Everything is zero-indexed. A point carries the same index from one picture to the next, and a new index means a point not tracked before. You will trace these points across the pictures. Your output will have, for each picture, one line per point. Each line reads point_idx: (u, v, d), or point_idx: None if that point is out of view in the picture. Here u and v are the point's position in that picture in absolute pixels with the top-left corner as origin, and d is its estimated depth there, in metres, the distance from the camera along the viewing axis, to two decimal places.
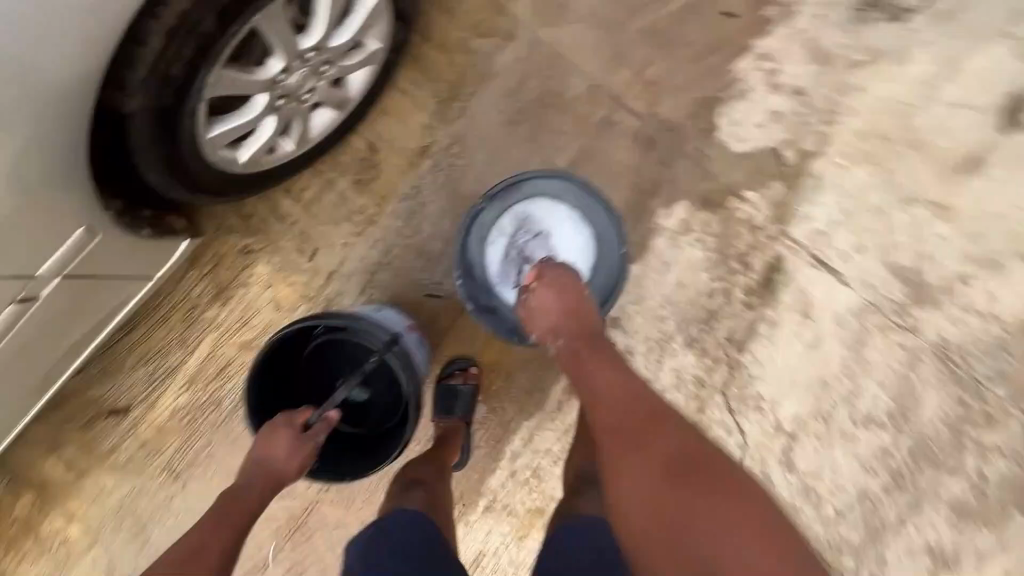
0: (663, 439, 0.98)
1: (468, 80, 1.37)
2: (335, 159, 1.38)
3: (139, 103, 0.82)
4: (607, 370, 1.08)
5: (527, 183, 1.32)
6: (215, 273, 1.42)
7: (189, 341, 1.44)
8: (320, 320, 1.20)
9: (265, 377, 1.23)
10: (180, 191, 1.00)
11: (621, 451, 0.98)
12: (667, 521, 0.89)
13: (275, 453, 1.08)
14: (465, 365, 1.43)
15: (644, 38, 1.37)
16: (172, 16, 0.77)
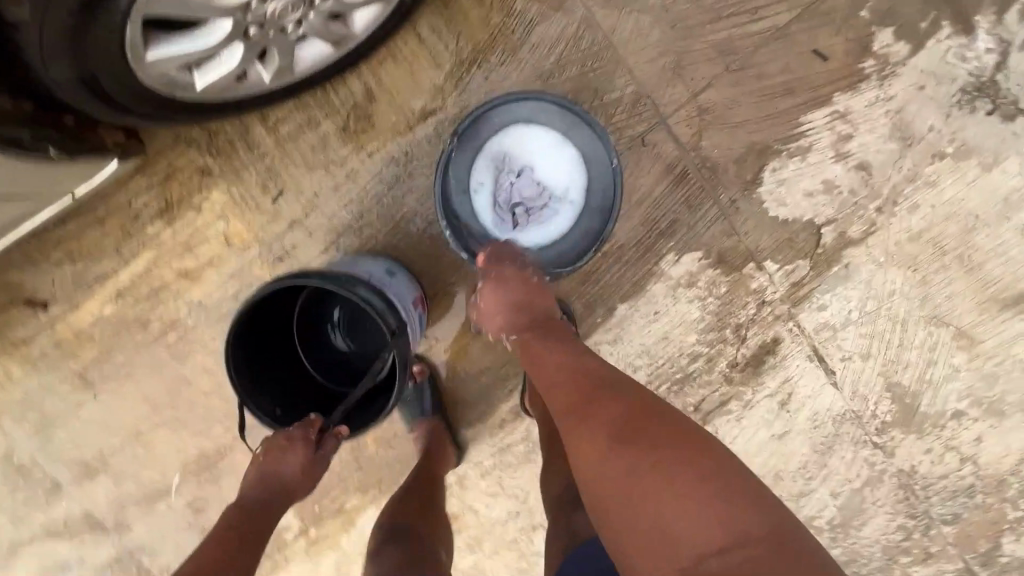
0: (614, 401, 0.84)
1: (498, 46, 1.15)
2: (325, 96, 1.20)
3: (27, 10, 0.71)
4: (558, 349, 0.95)
5: (492, 113, 1.12)
6: (165, 187, 1.25)
7: (123, 251, 1.29)
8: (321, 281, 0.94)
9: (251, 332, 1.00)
10: (107, 111, 0.90)
11: (575, 430, 0.83)
12: (630, 504, 0.75)
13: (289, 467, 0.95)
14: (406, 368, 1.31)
15: (714, 55, 1.15)
16: None
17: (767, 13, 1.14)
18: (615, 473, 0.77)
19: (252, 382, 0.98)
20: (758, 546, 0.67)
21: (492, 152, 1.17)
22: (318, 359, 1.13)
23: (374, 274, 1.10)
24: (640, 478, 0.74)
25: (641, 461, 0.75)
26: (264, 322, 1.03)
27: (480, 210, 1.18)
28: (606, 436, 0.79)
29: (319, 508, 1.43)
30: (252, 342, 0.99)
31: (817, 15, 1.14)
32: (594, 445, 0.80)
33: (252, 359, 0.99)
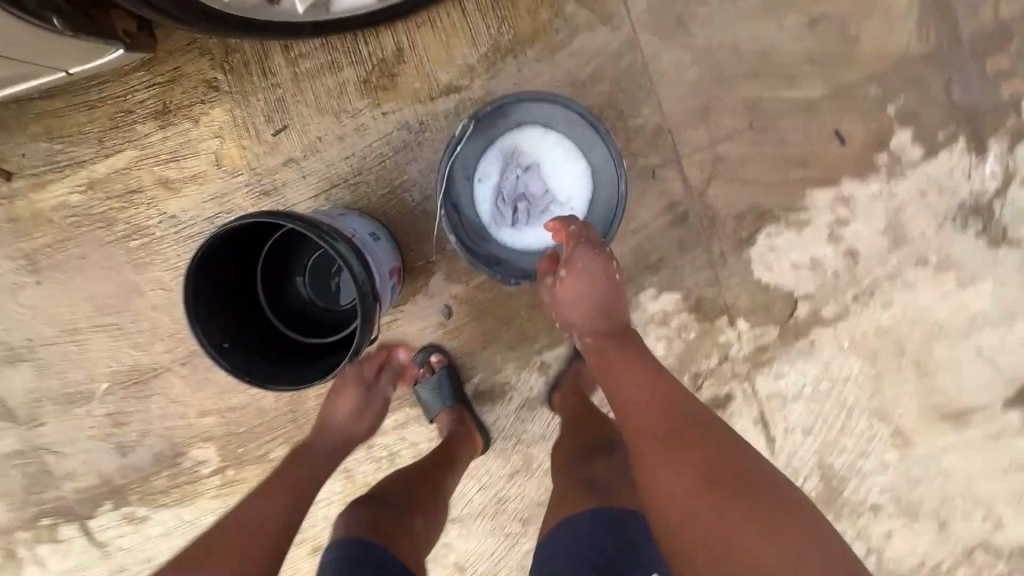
0: (700, 444, 0.77)
1: (538, 42, 1.14)
2: (354, 44, 1.17)
3: None
4: (649, 378, 0.89)
5: (512, 107, 1.11)
6: (165, 89, 1.20)
7: (105, 143, 1.24)
8: (308, 227, 0.91)
9: (218, 256, 0.95)
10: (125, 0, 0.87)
11: (655, 460, 0.78)
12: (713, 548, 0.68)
13: (337, 420, 1.08)
14: (426, 356, 1.30)
15: (742, 109, 1.16)
16: None
17: (802, 82, 1.14)
18: (691, 512, 0.71)
19: (213, 311, 0.95)
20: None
21: (504, 146, 1.16)
22: (284, 304, 1.10)
23: (359, 234, 1.08)
24: (719, 518, 0.69)
25: (721, 504, 0.70)
26: (235, 255, 1.00)
27: (481, 201, 1.16)
28: (686, 473, 0.74)
29: (244, 450, 1.40)
30: (220, 273, 0.97)
31: (849, 98, 1.15)
32: (673, 481, 0.75)
33: (217, 290, 0.96)
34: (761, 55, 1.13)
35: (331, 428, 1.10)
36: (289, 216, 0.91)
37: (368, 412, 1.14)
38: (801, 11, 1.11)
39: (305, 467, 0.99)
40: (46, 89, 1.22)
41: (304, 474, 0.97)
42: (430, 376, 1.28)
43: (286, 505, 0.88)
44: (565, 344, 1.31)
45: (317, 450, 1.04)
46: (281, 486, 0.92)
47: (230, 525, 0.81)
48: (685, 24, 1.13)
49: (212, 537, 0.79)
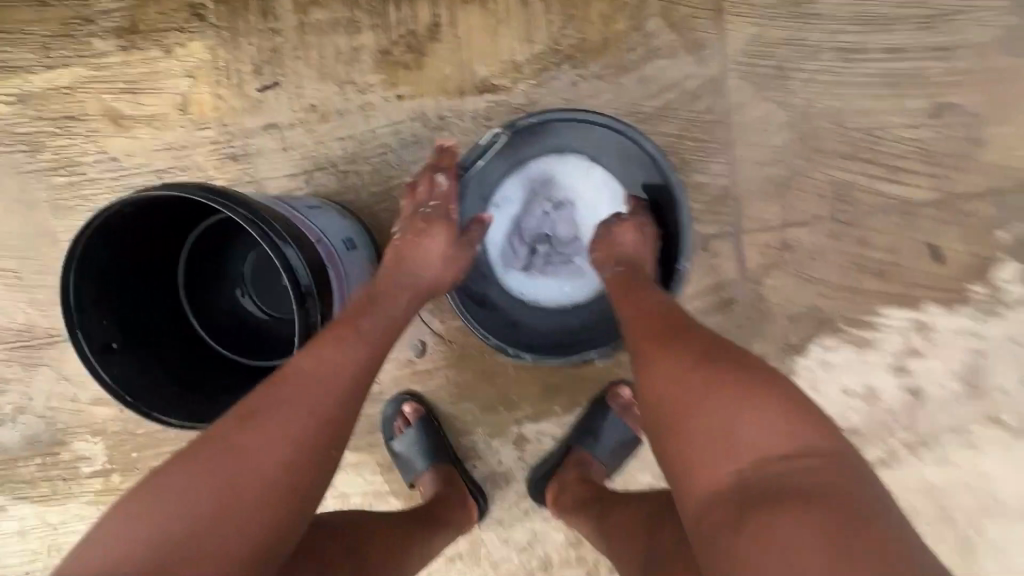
0: (700, 337, 0.66)
1: (605, 55, 0.92)
2: (381, 5, 0.94)
3: None
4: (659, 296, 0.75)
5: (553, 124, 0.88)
6: (139, 5, 0.96)
7: (50, 51, 0.99)
8: (249, 216, 0.66)
9: (121, 231, 0.71)
10: None
11: (656, 347, 0.67)
12: (712, 435, 0.57)
13: (417, 261, 0.83)
14: (398, 407, 1.06)
15: (828, 193, 0.95)
16: None
17: (906, 179, 0.94)
18: (699, 397, 0.59)
19: (106, 297, 0.72)
20: (839, 489, 0.51)
21: (535, 169, 0.93)
22: (207, 304, 0.87)
23: (326, 237, 0.83)
24: (713, 403, 0.58)
25: (723, 392, 0.59)
26: (155, 225, 0.76)
27: (494, 230, 0.94)
28: (692, 360, 0.63)
29: (137, 456, 1.13)
30: (130, 244, 0.74)
31: (957, 210, 0.94)
32: (679, 365, 0.63)
33: (117, 267, 0.73)
34: (866, 136, 0.92)
35: (410, 268, 0.82)
36: (236, 203, 0.66)
37: (438, 265, 0.84)
38: (928, 94, 0.90)
39: (376, 310, 0.75)
40: None
41: (377, 329, 0.74)
42: (405, 432, 1.04)
43: (352, 373, 0.67)
44: (551, 420, 1.07)
45: (398, 284, 0.81)
46: (347, 337, 0.70)
47: (280, 388, 0.63)
48: (787, 76, 0.91)
49: (275, 397, 0.62)
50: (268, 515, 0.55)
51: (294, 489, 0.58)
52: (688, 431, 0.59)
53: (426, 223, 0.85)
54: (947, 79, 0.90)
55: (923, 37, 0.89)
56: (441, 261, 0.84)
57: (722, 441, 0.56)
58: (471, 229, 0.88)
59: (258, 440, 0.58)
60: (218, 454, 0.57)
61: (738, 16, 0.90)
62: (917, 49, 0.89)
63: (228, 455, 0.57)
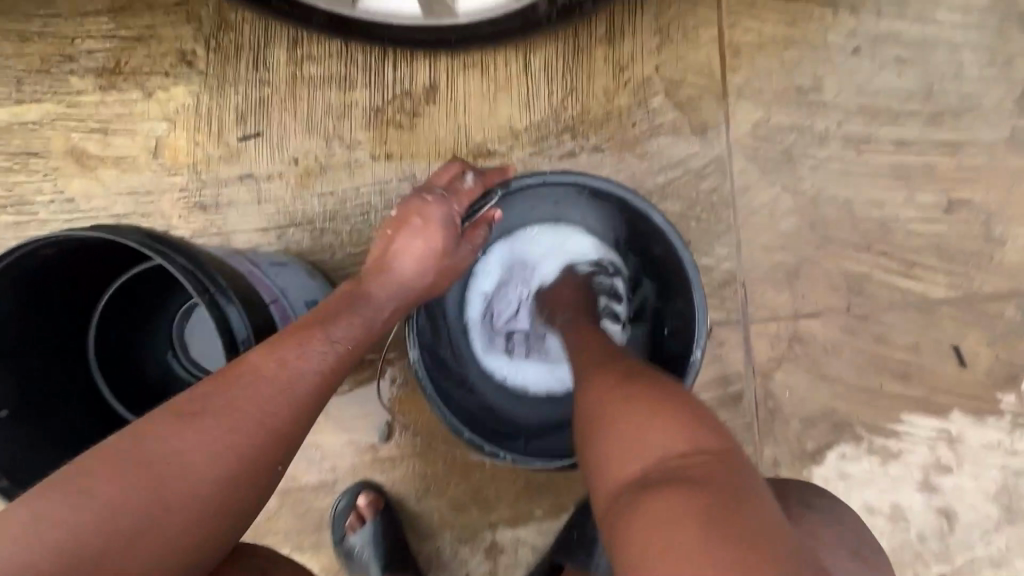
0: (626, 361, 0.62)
1: (606, 128, 0.88)
2: (378, 64, 0.90)
3: None
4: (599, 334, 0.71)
5: (546, 194, 0.80)
6: (125, 47, 0.93)
7: (23, 85, 0.94)
8: (193, 265, 0.56)
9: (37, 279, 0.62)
10: None
11: (605, 357, 0.64)
12: (608, 440, 0.51)
13: (407, 261, 0.69)
14: (349, 501, 0.90)
15: (841, 284, 0.88)
16: None
17: (921, 275, 0.88)
18: (624, 390, 0.55)
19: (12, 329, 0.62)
20: (723, 486, 0.43)
21: (523, 245, 0.87)
22: (124, 356, 0.77)
23: (283, 297, 0.72)
24: (617, 409, 0.53)
25: (624, 399, 0.54)
26: (100, 261, 0.69)
27: (474, 306, 0.88)
28: (615, 374, 0.59)
29: None
30: (64, 275, 0.66)
31: (978, 311, 0.88)
32: (622, 371, 0.60)
33: (39, 297, 0.64)
34: (878, 228, 0.88)
35: (397, 271, 0.69)
36: (181, 251, 0.57)
37: (431, 270, 0.70)
38: (939, 189, 0.87)
39: (352, 310, 0.63)
40: None
41: (352, 332, 0.61)
42: (356, 532, 0.88)
43: (315, 381, 0.55)
44: (530, 525, 0.92)
45: (381, 285, 0.67)
46: (315, 339, 0.58)
47: (230, 387, 0.51)
48: (795, 162, 0.87)
49: (218, 398, 0.50)
50: (201, 539, 0.46)
51: (234, 515, 0.49)
52: (597, 422, 0.54)
53: (426, 219, 0.71)
54: (958, 174, 0.87)
55: (932, 132, 0.86)
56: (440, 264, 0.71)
57: (626, 422, 0.51)
58: (474, 234, 0.74)
59: (193, 449, 0.47)
60: (142, 458, 0.45)
61: (746, 99, 0.87)
62: (926, 143, 0.87)
63: (152, 463, 0.45)
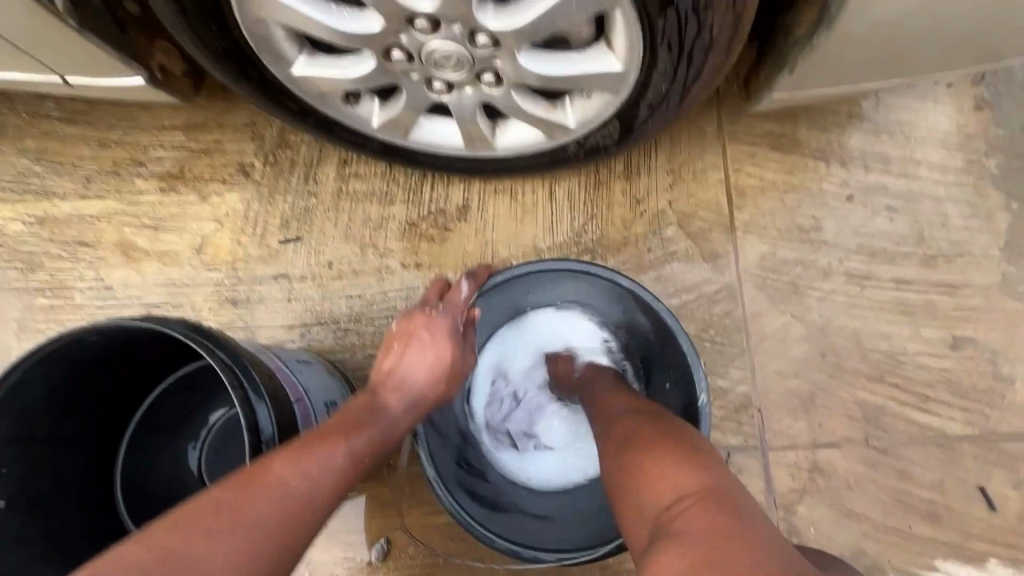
0: (632, 415, 0.64)
1: (623, 251, 0.95)
2: (417, 184, 0.99)
3: None
4: (608, 389, 0.73)
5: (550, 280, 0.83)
6: (192, 158, 1.03)
7: (90, 183, 1.03)
8: (227, 361, 0.57)
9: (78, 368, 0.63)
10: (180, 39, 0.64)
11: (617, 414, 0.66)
12: (631, 493, 0.54)
13: (415, 366, 0.68)
14: None
15: (857, 414, 0.88)
16: None
17: (938, 410, 0.88)
18: (636, 447, 0.57)
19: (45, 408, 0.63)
20: (727, 507, 0.46)
21: (507, 338, 0.88)
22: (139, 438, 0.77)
23: (308, 396, 0.73)
24: (636, 457, 0.56)
25: (637, 451, 0.56)
26: (145, 350, 0.71)
27: (478, 404, 0.86)
28: (624, 430, 0.61)
29: None
30: (109, 361, 0.67)
31: (999, 451, 0.87)
32: (634, 428, 0.61)
33: (79, 379, 0.65)
34: (888, 360, 0.90)
35: (406, 375, 0.67)
36: (222, 345, 0.59)
37: (441, 377, 0.69)
38: (943, 326, 0.91)
39: (372, 423, 0.61)
40: (65, 113, 1.06)
41: (368, 438, 0.59)
42: None
43: (340, 481, 0.54)
44: None
45: (396, 396, 0.66)
46: (339, 444, 0.56)
47: (255, 500, 0.49)
48: (802, 294, 0.92)
49: (251, 506, 0.48)
50: None
51: None
52: (621, 474, 0.56)
53: (428, 331, 0.70)
54: (959, 313, 0.91)
55: (928, 272, 0.92)
56: (454, 370, 0.70)
57: (644, 466, 0.54)
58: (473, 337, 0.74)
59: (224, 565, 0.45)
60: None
61: (754, 234, 0.95)
62: (923, 282, 0.92)
63: None
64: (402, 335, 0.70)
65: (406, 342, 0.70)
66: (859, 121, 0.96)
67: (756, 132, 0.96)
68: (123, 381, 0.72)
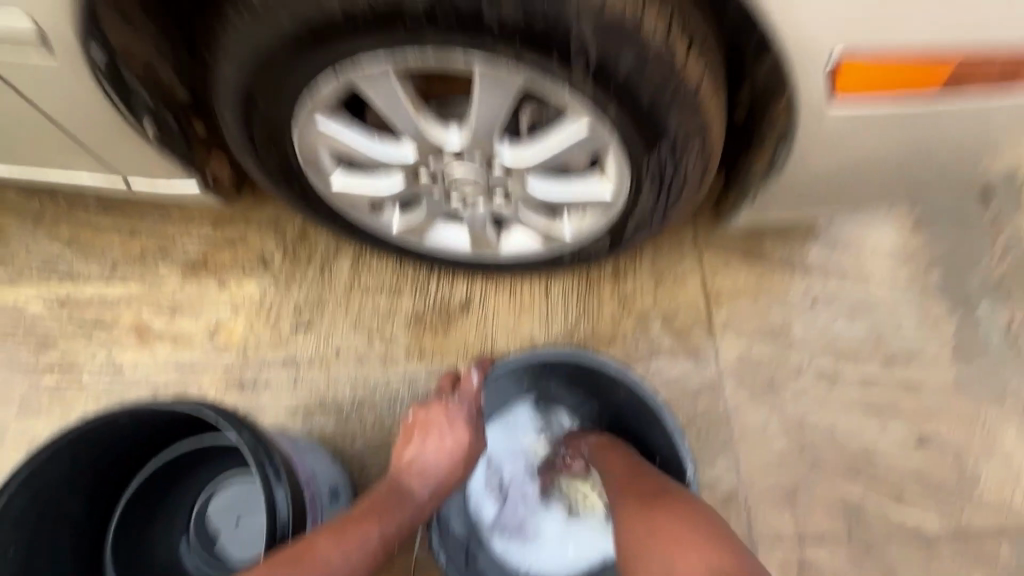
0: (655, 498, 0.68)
1: (613, 346, 1.03)
2: (425, 277, 1.07)
3: (220, 71, 0.61)
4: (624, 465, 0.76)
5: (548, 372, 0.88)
6: (214, 248, 1.10)
7: (115, 269, 1.09)
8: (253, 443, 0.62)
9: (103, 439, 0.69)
10: (239, 159, 0.75)
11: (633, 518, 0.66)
12: None
13: (436, 453, 0.72)
14: None
15: (836, 509, 0.93)
16: (329, 59, 0.58)
17: (913, 506, 0.93)
18: (668, 535, 0.62)
19: (53, 488, 0.68)
20: None
21: (496, 434, 0.93)
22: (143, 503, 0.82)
23: (316, 482, 0.77)
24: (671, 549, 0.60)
25: (669, 543, 0.61)
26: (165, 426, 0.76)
27: (478, 505, 0.90)
28: (653, 518, 0.65)
29: None
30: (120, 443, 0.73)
31: (972, 546, 0.92)
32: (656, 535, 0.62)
33: (91, 460, 0.71)
34: (862, 456, 0.96)
35: (428, 462, 0.71)
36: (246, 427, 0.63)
37: (461, 465, 0.73)
38: (909, 424, 0.98)
39: (399, 507, 0.64)
40: (99, 203, 1.14)
41: (396, 522, 0.62)
42: None
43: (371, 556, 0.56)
44: None
45: (418, 481, 0.69)
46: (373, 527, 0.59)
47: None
48: (779, 391, 1.00)
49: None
50: None
51: None
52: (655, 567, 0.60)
53: (446, 418, 0.75)
54: (922, 411, 0.99)
55: (890, 372, 1.01)
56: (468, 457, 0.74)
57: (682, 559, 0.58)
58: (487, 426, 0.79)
59: None
60: None
61: (732, 334, 1.04)
62: (886, 381, 1.01)
63: None
64: (422, 423, 0.75)
65: (427, 429, 0.74)
66: (818, 235, 1.08)
67: (730, 242, 1.08)
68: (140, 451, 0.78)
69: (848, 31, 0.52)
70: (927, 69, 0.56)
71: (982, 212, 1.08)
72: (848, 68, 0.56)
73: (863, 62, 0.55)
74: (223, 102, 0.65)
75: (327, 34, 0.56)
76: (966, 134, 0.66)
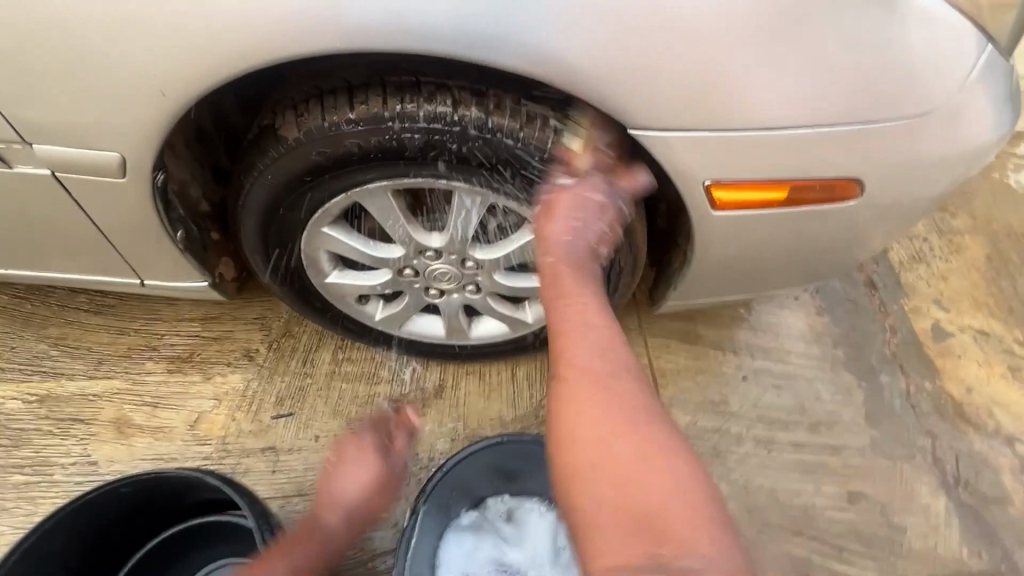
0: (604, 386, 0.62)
1: None
2: (401, 364, 1.16)
3: (251, 191, 0.77)
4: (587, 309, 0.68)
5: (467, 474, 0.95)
6: (200, 342, 1.17)
7: (100, 365, 1.14)
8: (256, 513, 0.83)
9: (122, 503, 0.84)
10: (249, 259, 0.88)
11: (577, 417, 0.61)
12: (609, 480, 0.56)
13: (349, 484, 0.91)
14: None
15: (787, 567, 1.03)
16: (343, 181, 0.75)
17: (852, 559, 1.04)
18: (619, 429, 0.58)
19: (43, 553, 0.79)
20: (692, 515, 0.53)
21: (461, 539, 0.97)
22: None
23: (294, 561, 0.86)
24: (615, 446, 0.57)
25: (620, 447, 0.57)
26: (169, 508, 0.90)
27: None
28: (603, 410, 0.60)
29: None
30: (125, 517, 0.86)
31: None
32: (603, 442, 0.58)
33: (98, 526, 0.84)
34: (802, 514, 1.07)
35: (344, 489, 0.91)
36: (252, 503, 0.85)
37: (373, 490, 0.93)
38: (840, 483, 1.11)
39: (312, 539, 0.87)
40: (88, 304, 1.20)
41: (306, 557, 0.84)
42: None
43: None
44: None
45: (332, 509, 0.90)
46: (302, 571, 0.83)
47: None
48: (725, 459, 1.12)
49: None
50: None
51: None
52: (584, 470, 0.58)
53: (357, 453, 0.93)
54: (848, 471, 1.12)
55: (817, 438, 1.15)
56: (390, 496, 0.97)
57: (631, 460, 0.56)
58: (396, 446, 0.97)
59: None
60: None
61: (677, 409, 1.17)
62: (814, 445, 1.14)
63: None
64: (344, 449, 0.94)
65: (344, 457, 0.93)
66: (742, 321, 1.27)
67: (670, 326, 1.25)
68: (138, 531, 0.90)
69: (714, 166, 0.72)
70: (773, 189, 0.75)
71: (870, 300, 1.31)
72: (719, 189, 0.75)
73: (728, 184, 0.75)
74: (249, 212, 0.80)
75: (343, 164, 0.73)
76: (839, 241, 0.86)
